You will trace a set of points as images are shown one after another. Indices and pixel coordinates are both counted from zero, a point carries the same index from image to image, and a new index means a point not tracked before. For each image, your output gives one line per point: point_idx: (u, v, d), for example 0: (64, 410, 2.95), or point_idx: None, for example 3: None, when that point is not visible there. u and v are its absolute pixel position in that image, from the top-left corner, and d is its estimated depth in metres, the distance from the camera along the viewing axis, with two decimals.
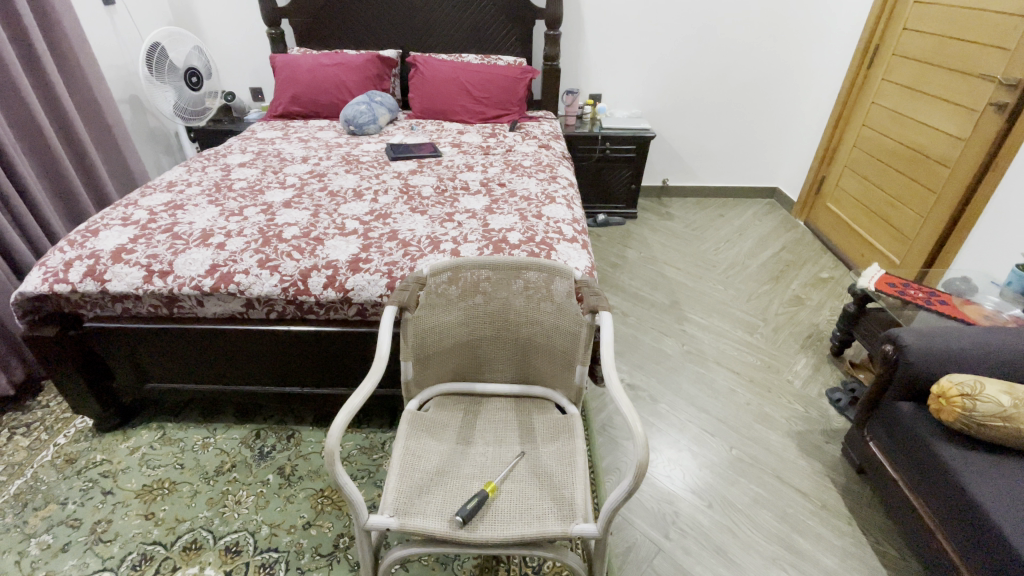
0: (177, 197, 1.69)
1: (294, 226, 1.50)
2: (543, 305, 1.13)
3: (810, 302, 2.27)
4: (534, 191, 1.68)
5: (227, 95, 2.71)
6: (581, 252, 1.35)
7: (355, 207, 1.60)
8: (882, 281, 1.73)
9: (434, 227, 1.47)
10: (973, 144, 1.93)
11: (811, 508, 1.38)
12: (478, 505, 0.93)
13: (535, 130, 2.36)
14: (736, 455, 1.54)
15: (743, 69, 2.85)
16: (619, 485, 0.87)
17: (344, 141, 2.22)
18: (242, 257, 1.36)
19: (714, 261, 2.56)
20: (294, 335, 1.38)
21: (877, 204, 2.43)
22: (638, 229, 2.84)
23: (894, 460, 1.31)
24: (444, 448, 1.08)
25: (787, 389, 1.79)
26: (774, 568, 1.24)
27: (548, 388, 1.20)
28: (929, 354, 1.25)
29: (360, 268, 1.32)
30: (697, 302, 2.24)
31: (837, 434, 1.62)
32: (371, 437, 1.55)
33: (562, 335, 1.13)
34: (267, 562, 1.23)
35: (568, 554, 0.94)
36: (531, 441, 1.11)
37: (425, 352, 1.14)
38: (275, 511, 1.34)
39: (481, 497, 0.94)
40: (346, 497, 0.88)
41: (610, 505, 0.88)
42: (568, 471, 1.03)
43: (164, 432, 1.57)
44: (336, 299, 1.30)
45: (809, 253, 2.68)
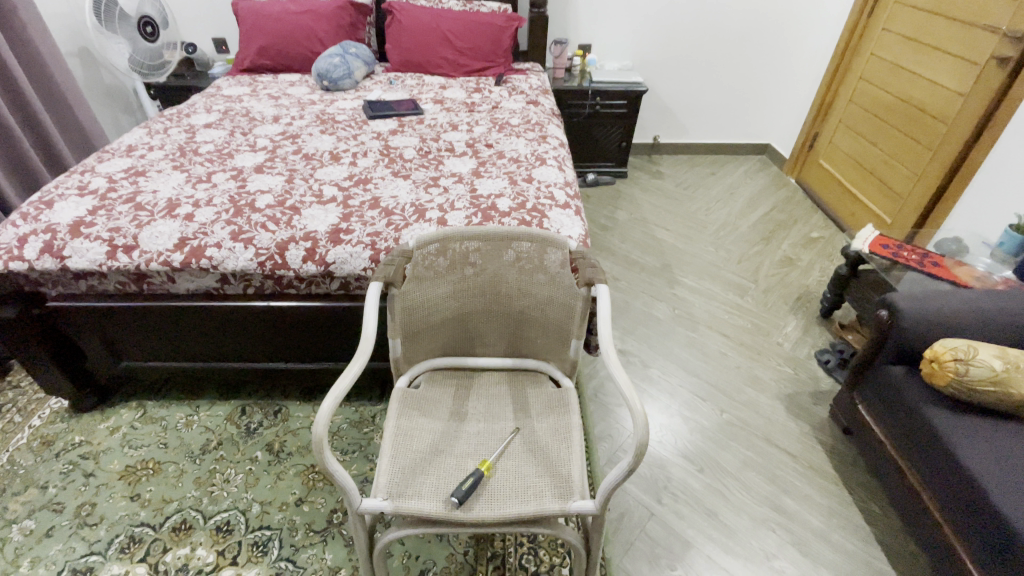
0: (138, 163, 1.57)
1: (267, 194, 1.40)
2: (535, 277, 1.08)
3: (800, 263, 2.26)
4: (523, 152, 1.59)
5: (186, 47, 2.50)
6: (575, 219, 1.29)
7: (332, 172, 1.50)
8: (876, 242, 1.70)
9: (418, 194, 1.39)
10: (973, 99, 1.87)
11: (799, 470, 1.41)
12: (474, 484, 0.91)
13: (523, 84, 2.22)
14: (727, 419, 1.55)
15: (739, 18, 2.71)
16: (617, 464, 0.85)
17: (318, 98, 2.07)
18: (213, 229, 1.27)
19: (705, 221, 2.52)
20: (274, 311, 1.32)
21: (870, 161, 2.38)
22: (629, 188, 2.76)
23: (883, 423, 1.32)
24: (437, 426, 1.05)
25: (777, 352, 1.80)
26: (764, 530, 1.27)
27: (542, 361, 1.17)
28: (923, 319, 1.24)
29: (340, 240, 1.24)
30: (688, 264, 2.21)
31: (825, 396, 1.64)
32: (361, 411, 1.52)
33: (557, 308, 1.09)
34: (260, 540, 1.22)
35: (565, 530, 0.93)
36: (526, 416, 1.08)
37: (413, 328, 1.09)
38: (265, 488, 1.32)
39: (477, 475, 0.92)
40: (337, 484, 0.85)
41: (608, 484, 0.86)
42: (564, 448, 1.01)
43: (145, 411, 1.52)
44: (316, 273, 1.23)
45: (800, 212, 2.65)
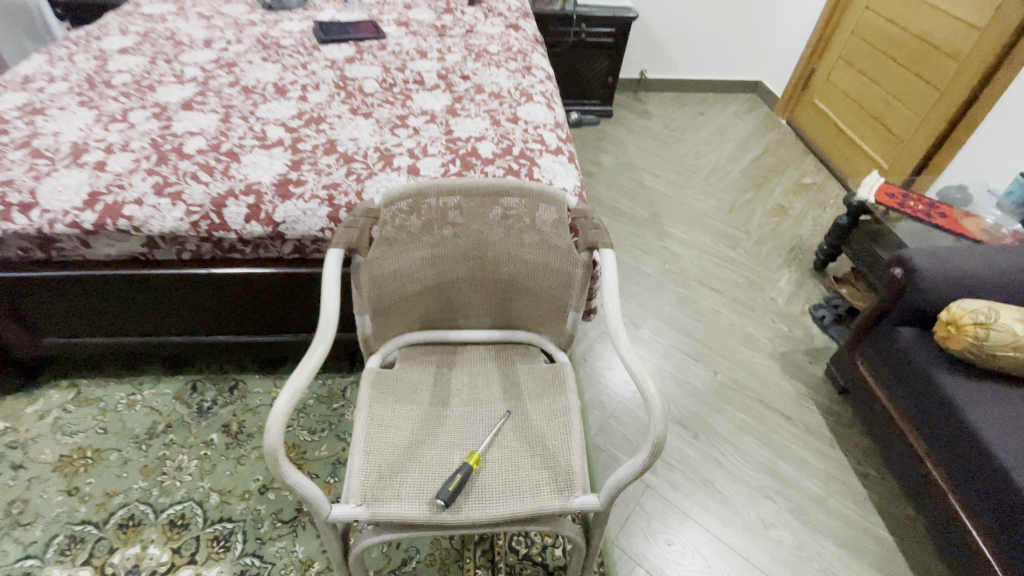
0: (34, 97, 1.28)
1: (198, 137, 1.16)
2: (525, 238, 0.92)
3: (793, 211, 2.15)
4: (505, 86, 1.37)
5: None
6: (568, 167, 1.11)
7: (278, 109, 1.26)
8: (882, 191, 1.59)
9: (383, 136, 1.17)
10: (991, 32, 1.73)
11: (795, 433, 1.36)
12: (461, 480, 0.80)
13: (500, 6, 1.94)
14: (721, 381, 1.48)
15: None
16: (628, 460, 0.75)
17: (258, 18, 1.75)
18: (132, 182, 1.05)
19: (695, 166, 2.36)
20: (218, 278, 1.12)
21: (869, 102, 2.24)
22: (614, 129, 2.55)
23: (885, 385, 1.27)
24: (416, 412, 0.92)
25: (771, 307, 1.72)
26: (761, 498, 1.22)
27: (532, 332, 1.04)
28: (940, 279, 1.15)
29: (290, 194, 1.04)
30: (679, 213, 2.07)
31: (820, 354, 1.58)
32: (329, 384, 1.37)
33: (551, 276, 0.94)
34: (221, 535, 1.09)
35: (565, 526, 0.83)
36: (517, 397, 0.96)
37: (384, 302, 0.93)
38: (224, 475, 1.19)
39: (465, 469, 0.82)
40: (300, 496, 0.71)
41: (615, 482, 0.76)
42: (562, 434, 0.90)
43: (78, 391, 1.33)
44: (264, 234, 1.04)
45: (791, 156, 2.51)
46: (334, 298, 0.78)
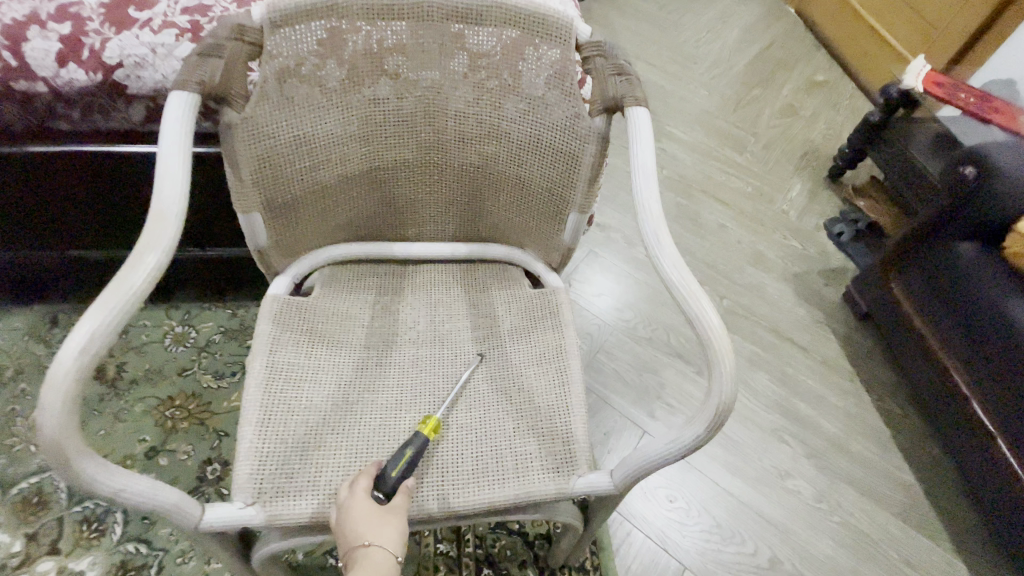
0: None
1: None
2: (503, 98, 0.59)
3: (804, 113, 1.86)
4: None
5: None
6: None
7: None
8: (930, 77, 1.30)
9: None
10: None
11: (811, 366, 1.17)
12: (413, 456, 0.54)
13: None
14: (728, 308, 1.26)
15: None
16: (666, 433, 0.50)
17: None
18: None
19: (695, 56, 1.99)
20: (42, 160, 0.75)
21: None
22: (601, 8, 2.12)
23: (928, 312, 1.06)
24: (345, 360, 0.63)
25: (782, 222, 1.47)
26: (775, 443, 1.04)
27: (512, 246, 0.74)
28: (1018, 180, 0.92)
29: (126, 22, 0.68)
30: (678, 111, 1.74)
31: (836, 276, 1.37)
32: (242, 315, 1.05)
33: (544, 160, 0.62)
34: (95, 514, 0.82)
35: (562, 512, 0.60)
36: (492, 335, 0.68)
37: (287, 196, 0.60)
38: (97, 436, 0.89)
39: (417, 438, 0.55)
40: (137, 507, 0.43)
41: (642, 464, 0.51)
42: (557, 388, 0.63)
43: None
44: (92, 86, 0.69)
45: (801, 49, 2.17)
46: (185, 182, 0.46)
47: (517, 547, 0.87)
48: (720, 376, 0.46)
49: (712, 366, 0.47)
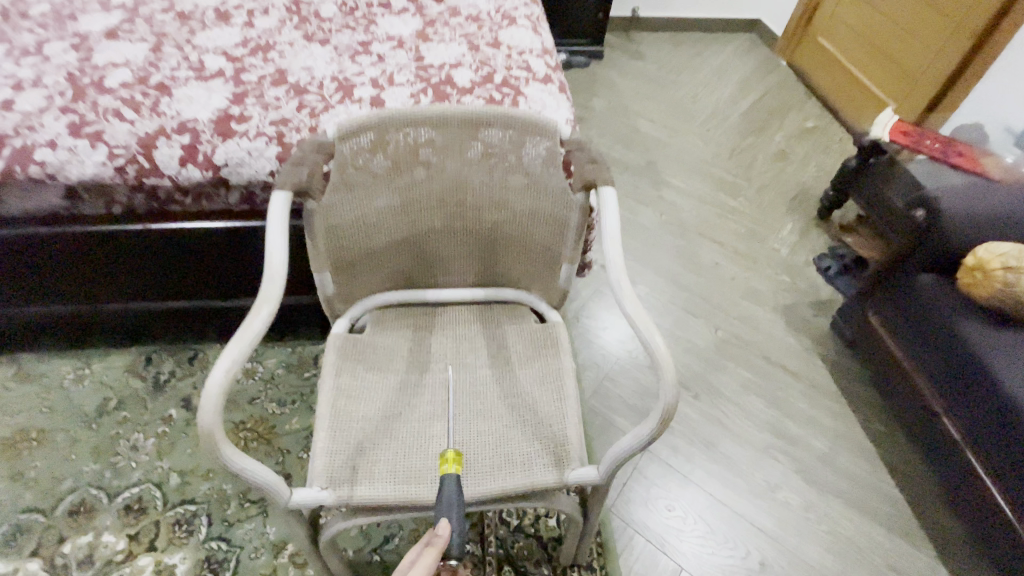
0: None
1: (123, 69, 0.98)
2: (510, 179, 0.78)
3: (795, 157, 2.01)
4: (484, 8, 1.20)
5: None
6: (560, 97, 0.96)
7: (218, 37, 1.07)
8: (898, 128, 1.47)
9: (341, 66, 1.00)
10: None
11: (801, 390, 1.28)
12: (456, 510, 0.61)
13: None
14: (722, 338, 1.40)
15: None
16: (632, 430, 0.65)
17: None
18: (42, 121, 0.89)
19: (692, 110, 2.19)
20: (157, 235, 0.97)
21: (880, 34, 2.07)
22: (605, 72, 2.36)
23: (902, 339, 1.18)
24: (390, 382, 0.80)
25: (774, 259, 1.61)
26: (767, 459, 1.15)
27: (522, 290, 0.91)
28: (961, 221, 1.07)
29: (231, 132, 0.88)
30: (675, 161, 1.93)
31: (825, 306, 1.49)
32: (299, 352, 1.25)
33: (542, 223, 0.81)
34: (183, 518, 0.99)
35: (561, 501, 0.75)
36: (505, 362, 0.85)
37: (347, 257, 0.80)
38: (185, 454, 1.07)
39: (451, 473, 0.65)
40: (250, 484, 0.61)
41: (616, 455, 0.67)
42: (556, 402, 0.80)
43: (18, 367, 1.20)
44: (204, 180, 0.89)
45: (793, 98, 2.35)
46: (285, 240, 0.65)
47: (534, 549, 1.00)
48: (666, 385, 0.62)
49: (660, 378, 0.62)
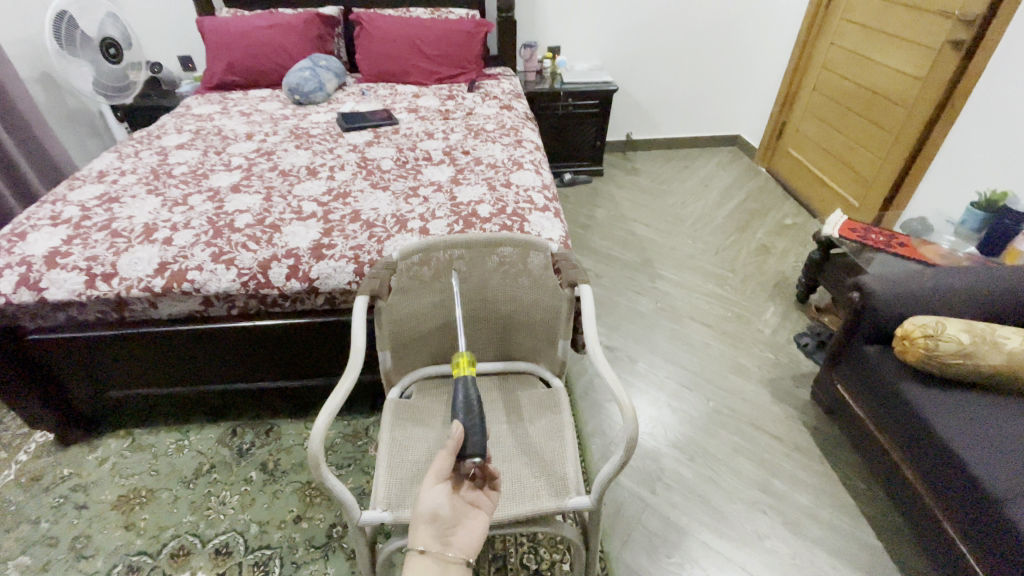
0: (110, 189, 1.53)
1: (246, 214, 1.38)
2: (519, 280, 1.09)
3: (775, 250, 2.31)
4: (500, 158, 1.62)
5: (108, 47, 2.15)
6: (555, 221, 1.32)
7: (311, 188, 1.50)
8: (846, 227, 1.77)
9: (399, 205, 1.40)
10: (929, 82, 1.91)
11: (785, 451, 1.46)
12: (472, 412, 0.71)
13: (495, 90, 2.25)
14: (714, 407, 1.60)
15: (703, 14, 2.76)
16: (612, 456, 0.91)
17: (290, 114, 2.06)
18: (193, 252, 1.26)
19: (682, 214, 2.56)
20: (262, 330, 1.31)
21: (837, 147, 2.44)
22: (606, 186, 2.80)
23: (863, 402, 1.36)
24: (432, 434, 1.06)
25: (758, 339, 1.85)
26: (756, 512, 1.31)
27: (532, 362, 1.20)
28: (892, 301, 1.30)
29: (323, 255, 1.24)
30: (668, 257, 2.25)
31: (806, 378, 1.69)
32: (354, 424, 1.54)
33: (543, 310, 1.11)
34: (261, 560, 1.21)
35: (565, 528, 0.96)
36: (519, 419, 1.10)
37: (402, 339, 1.11)
38: (263, 508, 1.32)
39: (467, 383, 0.77)
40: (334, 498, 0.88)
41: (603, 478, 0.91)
42: (557, 447, 1.04)
43: (133, 439, 1.50)
44: (301, 289, 1.24)
45: (773, 200, 2.71)
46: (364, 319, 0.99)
47: None
48: (627, 419, 0.87)
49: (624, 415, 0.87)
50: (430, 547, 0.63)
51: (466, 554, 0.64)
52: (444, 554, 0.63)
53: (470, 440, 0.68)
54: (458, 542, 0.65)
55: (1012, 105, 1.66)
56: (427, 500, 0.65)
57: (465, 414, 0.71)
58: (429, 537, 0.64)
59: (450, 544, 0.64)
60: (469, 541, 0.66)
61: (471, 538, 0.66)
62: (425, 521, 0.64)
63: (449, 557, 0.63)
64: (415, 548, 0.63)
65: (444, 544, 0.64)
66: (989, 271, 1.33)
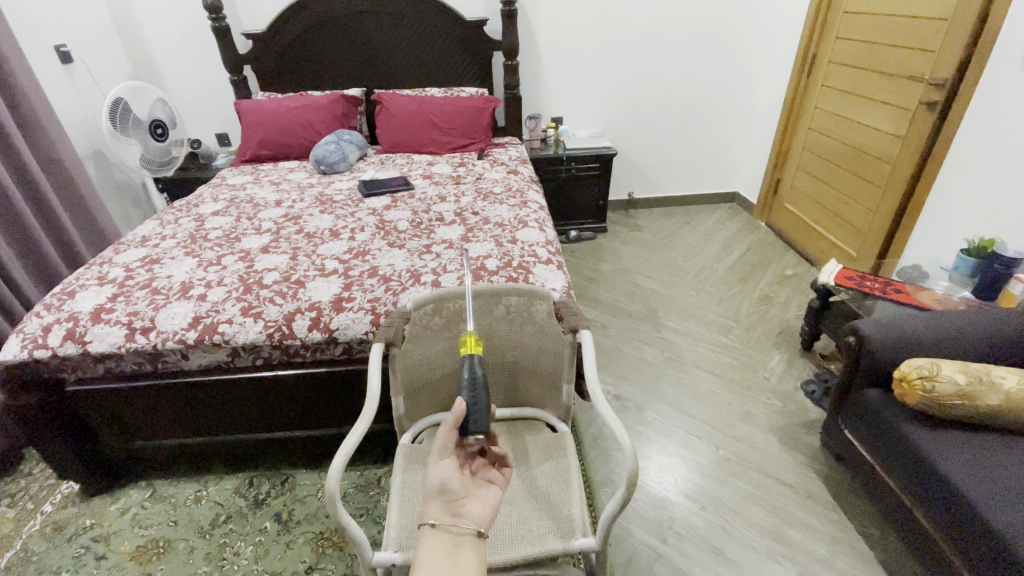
0: (152, 251, 1.67)
1: (274, 272, 1.50)
2: (525, 327, 1.17)
3: (778, 300, 2.37)
4: (507, 217, 1.75)
5: (156, 127, 2.39)
6: (557, 273, 1.42)
7: (333, 247, 1.63)
8: (841, 275, 1.83)
9: (413, 261, 1.51)
10: (910, 140, 2.04)
11: (797, 499, 1.45)
12: (475, 391, 0.78)
13: (503, 157, 2.44)
14: (723, 455, 1.60)
15: (694, 84, 2.99)
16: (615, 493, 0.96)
17: (316, 182, 2.24)
18: (224, 307, 1.36)
19: (685, 267, 2.65)
20: (285, 380, 1.39)
21: (830, 201, 2.56)
22: (611, 242, 2.92)
23: (870, 446, 1.36)
24: None
25: (765, 386, 1.87)
26: (770, 562, 1.29)
27: (538, 408, 1.25)
28: (888, 344, 1.34)
29: (343, 307, 1.34)
30: (673, 308, 2.31)
31: (815, 425, 1.70)
32: (366, 474, 1.57)
33: (547, 355, 1.18)
34: None
35: (570, 570, 0.98)
36: (527, 462, 1.14)
37: (414, 385, 1.17)
38: (276, 559, 1.34)
39: (471, 361, 0.82)
40: (348, 537, 0.94)
41: (608, 513, 0.97)
42: (564, 489, 1.07)
43: (154, 490, 1.54)
44: (322, 339, 1.33)
45: (773, 252, 2.80)
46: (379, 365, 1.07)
47: None
48: (627, 455, 0.93)
49: (624, 450, 0.94)
50: (441, 519, 0.60)
51: (479, 524, 0.61)
52: (456, 525, 0.60)
53: (472, 418, 0.76)
54: (471, 514, 0.62)
55: (988, 159, 1.76)
56: (434, 475, 0.64)
57: (470, 395, 0.78)
58: (439, 510, 0.61)
59: (462, 516, 0.61)
60: (482, 513, 0.63)
61: (484, 511, 0.63)
62: (434, 496, 0.63)
63: (461, 528, 0.59)
64: (427, 523, 0.60)
65: (456, 516, 0.61)
66: (981, 313, 1.38)
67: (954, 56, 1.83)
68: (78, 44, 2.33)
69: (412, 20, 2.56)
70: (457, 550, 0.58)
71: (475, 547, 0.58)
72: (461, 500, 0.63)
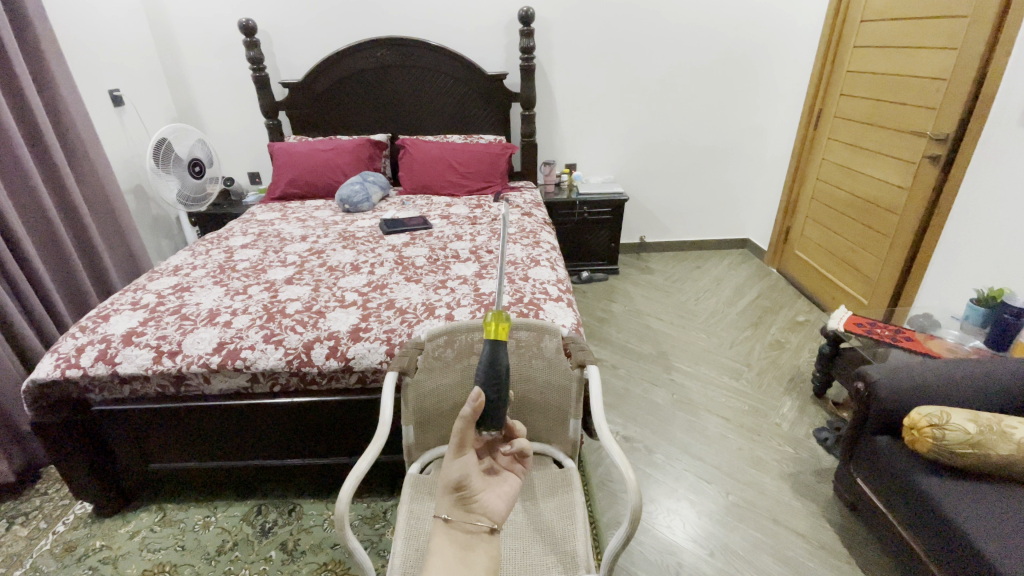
0: (183, 280, 1.76)
1: (297, 301, 1.58)
2: (534, 362, 1.21)
3: (789, 345, 2.37)
4: (520, 256, 1.82)
5: (194, 165, 2.55)
6: (567, 310, 1.47)
7: (353, 281, 1.70)
8: (850, 321, 1.84)
9: (429, 295, 1.58)
10: (915, 191, 2.09)
11: (810, 549, 1.42)
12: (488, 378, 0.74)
13: (518, 200, 2.55)
14: (733, 501, 1.58)
15: (703, 134, 3.10)
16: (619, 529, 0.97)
17: (340, 219, 2.36)
18: (248, 333, 1.43)
19: (695, 310, 2.67)
20: (298, 407, 1.43)
21: (839, 249, 2.59)
22: (622, 284, 2.98)
23: (884, 495, 1.33)
24: None
25: (776, 432, 1.85)
26: None
27: (545, 443, 1.26)
28: (898, 390, 1.33)
29: (360, 337, 1.40)
30: (683, 351, 2.33)
31: (827, 474, 1.67)
32: (373, 507, 1.57)
33: (555, 391, 1.21)
34: None
35: None
36: (531, 497, 1.14)
37: (424, 415, 1.20)
38: None
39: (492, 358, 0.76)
40: (355, 561, 0.95)
41: (613, 546, 0.98)
42: (568, 525, 1.07)
43: (164, 514, 1.57)
44: (337, 367, 1.37)
45: (784, 298, 2.81)
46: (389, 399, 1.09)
47: None
48: (632, 490, 0.94)
49: (630, 486, 0.95)
50: (455, 516, 0.64)
51: (493, 521, 0.66)
52: (468, 524, 0.64)
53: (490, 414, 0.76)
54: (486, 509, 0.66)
55: (993, 212, 1.79)
56: (452, 471, 0.66)
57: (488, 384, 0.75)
58: (452, 506, 0.65)
59: (476, 512, 0.65)
60: (496, 507, 0.67)
61: (498, 505, 0.68)
62: (450, 492, 0.65)
63: (475, 527, 0.64)
64: (440, 518, 0.64)
65: (469, 513, 0.64)
66: (991, 362, 1.37)
67: (956, 111, 1.91)
68: (129, 89, 2.53)
69: (436, 73, 2.75)
70: (469, 545, 0.62)
71: (487, 543, 0.63)
72: (476, 497, 0.66)
